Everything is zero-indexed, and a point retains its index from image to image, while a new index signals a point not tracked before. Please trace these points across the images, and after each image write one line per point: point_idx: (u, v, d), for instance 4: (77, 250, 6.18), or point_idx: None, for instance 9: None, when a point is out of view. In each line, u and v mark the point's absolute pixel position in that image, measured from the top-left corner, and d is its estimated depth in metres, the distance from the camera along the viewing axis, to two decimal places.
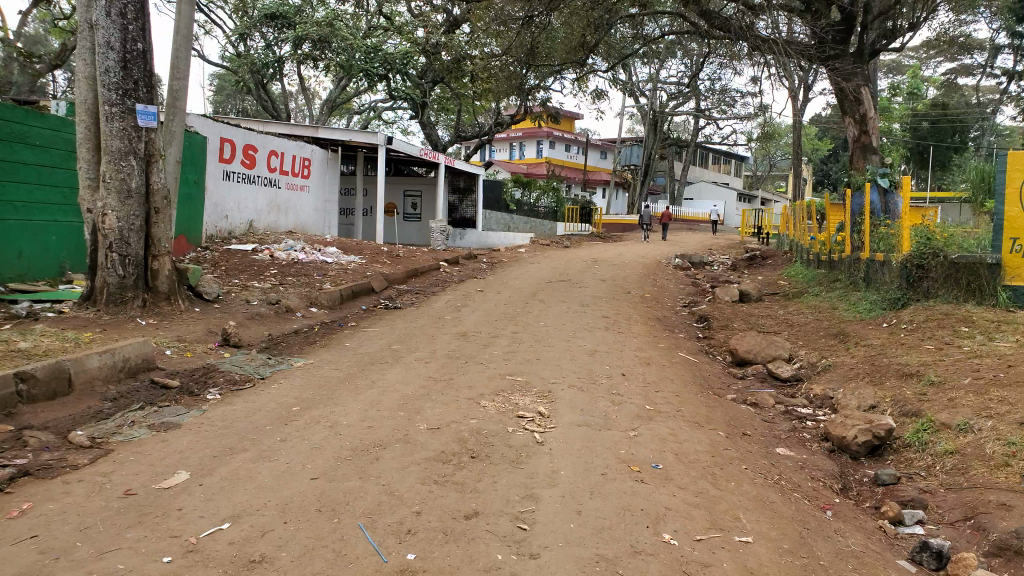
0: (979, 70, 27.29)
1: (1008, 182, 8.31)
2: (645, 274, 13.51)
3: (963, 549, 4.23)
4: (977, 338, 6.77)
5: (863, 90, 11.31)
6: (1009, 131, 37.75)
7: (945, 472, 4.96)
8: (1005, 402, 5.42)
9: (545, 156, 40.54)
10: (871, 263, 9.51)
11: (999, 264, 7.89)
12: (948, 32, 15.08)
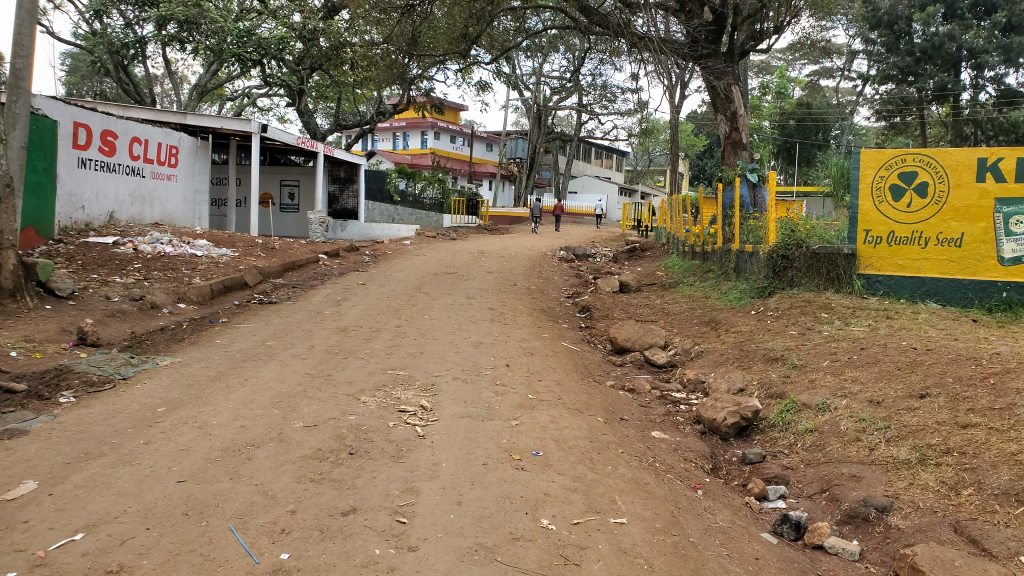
0: (838, 73, 29.15)
1: (860, 178, 8.95)
2: (531, 266, 13.69)
3: (819, 518, 4.72)
4: (835, 324, 7.26)
5: (733, 88, 11.88)
6: (863, 130, 40.73)
7: (806, 449, 5.41)
8: (858, 381, 5.95)
9: (429, 146, 40.11)
10: (741, 254, 10.08)
11: (854, 255, 8.70)
12: (809, 37, 16.14)
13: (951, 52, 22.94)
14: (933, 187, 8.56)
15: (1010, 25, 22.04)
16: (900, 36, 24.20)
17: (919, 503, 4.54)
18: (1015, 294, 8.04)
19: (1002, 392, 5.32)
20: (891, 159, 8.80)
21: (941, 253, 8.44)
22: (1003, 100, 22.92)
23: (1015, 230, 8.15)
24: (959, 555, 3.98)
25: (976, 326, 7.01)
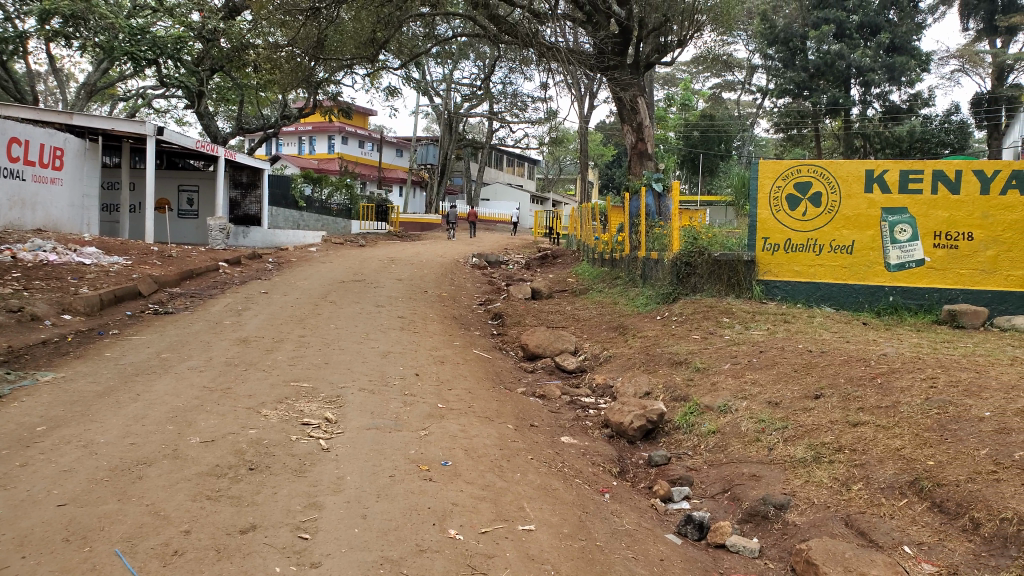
0: (740, 86, 30.40)
1: (759, 188, 9.43)
2: (442, 273, 13.62)
3: (721, 517, 4.88)
4: (735, 328, 7.55)
5: (638, 100, 12.31)
6: (761, 142, 42.71)
7: (708, 450, 5.58)
8: (758, 383, 6.19)
9: (336, 151, 39.56)
10: (647, 261, 10.38)
11: (753, 262, 9.18)
12: (713, 52, 16.86)
13: (842, 70, 24.24)
14: (827, 198, 9.13)
15: (893, 46, 23.53)
16: (796, 53, 25.59)
17: (813, 499, 4.78)
18: (899, 297, 8.71)
19: (888, 392, 5.66)
20: (788, 169, 9.29)
21: (834, 260, 9.05)
22: (888, 115, 24.43)
23: (899, 238, 8.79)
24: (849, 547, 4.24)
25: (864, 329, 7.44)
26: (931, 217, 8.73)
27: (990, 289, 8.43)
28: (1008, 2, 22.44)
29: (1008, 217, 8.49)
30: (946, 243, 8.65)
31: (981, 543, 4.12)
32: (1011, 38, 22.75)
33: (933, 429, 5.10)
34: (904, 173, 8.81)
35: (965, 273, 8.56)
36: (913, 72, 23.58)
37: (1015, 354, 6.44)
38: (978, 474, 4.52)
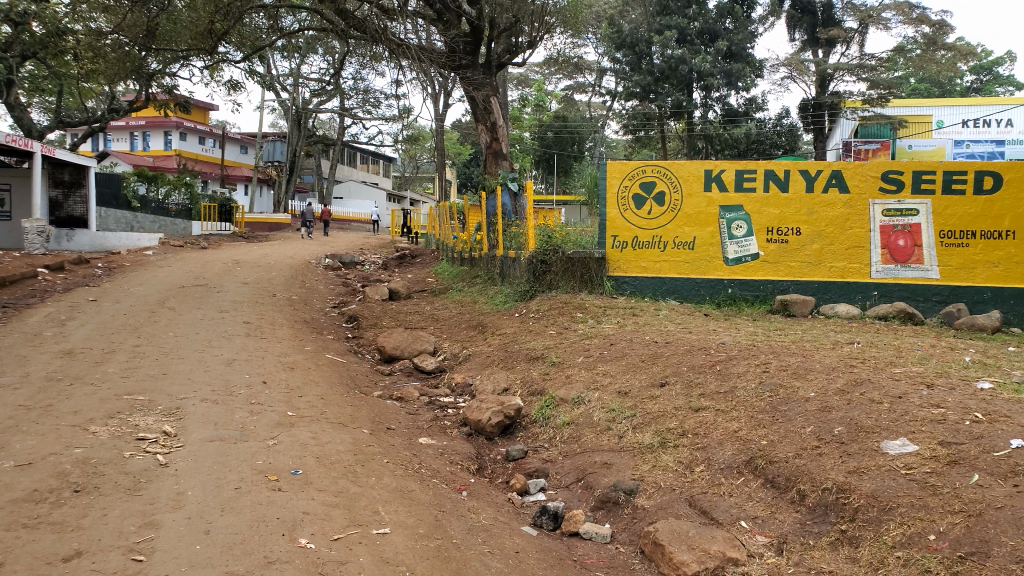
0: (591, 88, 31.37)
1: (608, 187, 9.96)
2: (293, 276, 13.16)
3: (575, 506, 5.04)
4: (589, 322, 7.82)
5: (491, 100, 12.45)
6: (611, 143, 44.59)
7: (563, 441, 5.74)
8: (609, 374, 6.45)
9: (174, 148, 37.36)
10: (504, 259, 10.61)
11: (603, 259, 9.69)
12: (563, 53, 17.46)
13: (685, 74, 25.62)
14: (669, 196, 9.83)
15: (731, 52, 25.25)
16: (642, 57, 26.68)
17: (660, 483, 5.03)
18: (737, 289, 9.67)
19: (726, 377, 6.06)
20: (634, 169, 9.85)
21: (677, 255, 9.80)
22: (727, 118, 25.98)
23: (736, 234, 9.72)
24: (692, 526, 4.51)
25: (706, 319, 7.95)
26: (764, 213, 9.71)
27: (816, 279, 9.60)
28: (827, 17, 24.60)
29: (828, 213, 9.62)
30: (777, 238, 9.68)
31: (807, 512, 4.51)
32: (830, 49, 24.88)
33: (766, 410, 5.51)
34: (740, 173, 9.70)
35: (793, 265, 9.64)
36: (748, 77, 25.33)
37: (836, 339, 7.08)
38: (804, 449, 4.94)
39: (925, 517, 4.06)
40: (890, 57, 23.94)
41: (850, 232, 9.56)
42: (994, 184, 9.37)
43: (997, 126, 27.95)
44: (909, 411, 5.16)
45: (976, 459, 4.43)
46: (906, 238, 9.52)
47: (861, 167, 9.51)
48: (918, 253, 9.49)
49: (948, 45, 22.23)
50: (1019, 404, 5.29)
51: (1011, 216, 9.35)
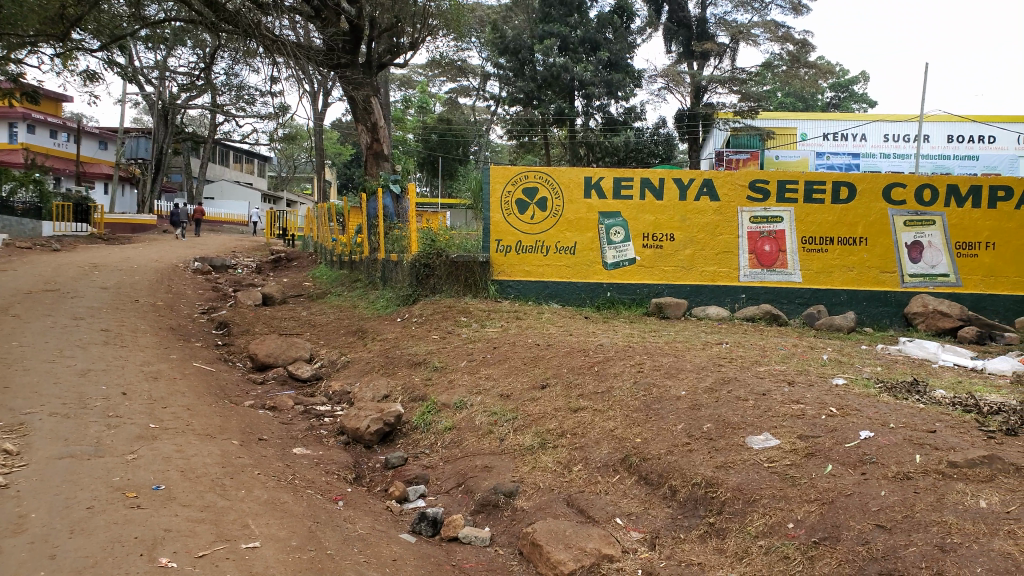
0: (475, 94, 31.36)
1: (492, 192, 10.16)
2: (158, 280, 12.44)
3: (455, 511, 5.03)
4: (472, 326, 7.87)
5: (372, 100, 12.90)
6: (496, 147, 44.96)
7: (444, 447, 5.72)
8: (491, 378, 6.49)
9: (20, 141, 34.50)
10: (386, 263, 10.50)
11: (487, 263, 9.82)
12: (447, 54, 17.64)
13: (567, 83, 26.17)
14: (551, 202, 10.12)
15: (610, 62, 26.03)
16: (524, 63, 26.79)
17: (539, 484, 5.09)
18: (615, 293, 10.03)
19: (604, 377, 6.23)
20: (516, 175, 10.09)
21: (559, 259, 10.08)
22: (608, 127, 26.82)
23: (614, 239, 10.10)
24: (569, 525, 4.59)
25: (586, 322, 8.14)
26: (640, 220, 10.13)
27: (689, 282, 10.08)
28: (700, 31, 25.85)
29: (699, 220, 10.13)
30: (653, 243, 10.12)
31: (678, 507, 4.69)
32: (704, 61, 25.99)
33: (640, 409, 5.69)
34: (617, 180, 10.08)
35: (668, 269, 10.11)
36: (627, 87, 26.26)
37: (706, 340, 7.43)
38: (675, 446, 5.13)
39: (784, 507, 4.31)
40: (759, 72, 25.24)
41: (720, 238, 10.10)
42: (849, 194, 10.10)
43: (854, 140, 30.97)
44: (772, 407, 5.47)
45: (830, 451, 4.75)
46: (771, 244, 10.14)
47: (730, 176, 10.05)
48: (782, 258, 10.13)
49: (809, 63, 23.72)
50: (868, 398, 5.73)
51: (864, 224, 10.11)
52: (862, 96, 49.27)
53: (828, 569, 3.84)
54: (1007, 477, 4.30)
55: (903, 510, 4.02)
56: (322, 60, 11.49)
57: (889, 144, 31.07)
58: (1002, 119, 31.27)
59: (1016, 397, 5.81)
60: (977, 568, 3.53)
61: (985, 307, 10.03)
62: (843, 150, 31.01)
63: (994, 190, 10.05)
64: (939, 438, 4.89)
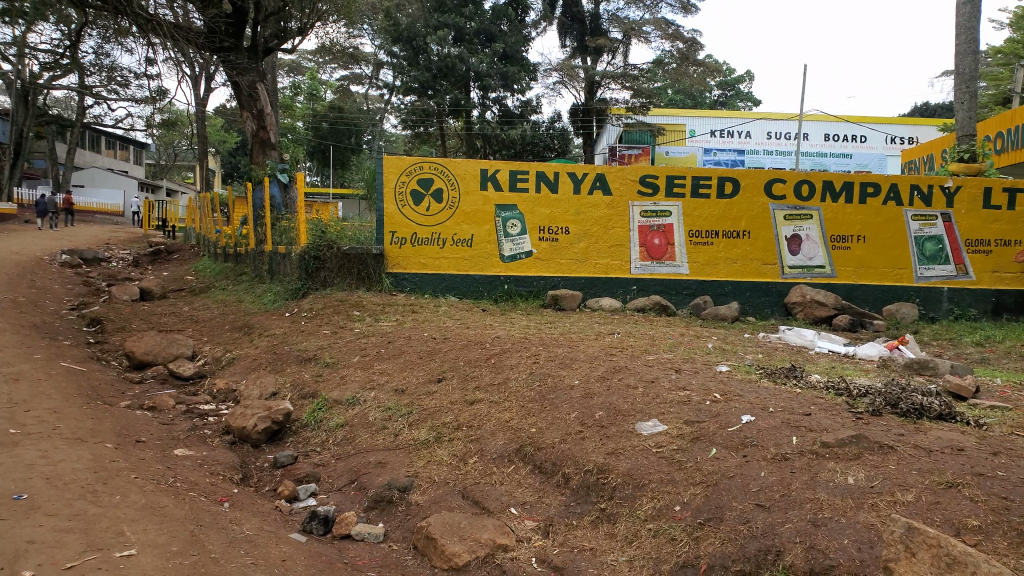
0: (370, 82, 30.38)
1: (385, 183, 10.06)
2: (19, 274, 11.53)
3: (348, 508, 4.93)
4: (365, 320, 7.93)
5: (257, 86, 12.53)
6: (390, 137, 44.35)
7: (336, 443, 5.62)
8: (385, 373, 6.44)
9: None
10: (274, 255, 10.52)
11: (381, 255, 9.96)
12: (337, 41, 17.37)
13: (462, 74, 26.00)
14: (447, 194, 10.16)
15: (506, 55, 25.98)
16: (419, 52, 26.33)
17: (434, 477, 5.07)
18: (512, 285, 10.22)
19: (500, 369, 6.28)
20: (411, 166, 10.06)
21: (456, 252, 10.20)
22: (504, 119, 26.91)
23: (511, 232, 10.27)
24: (464, 517, 4.59)
25: (483, 315, 8.27)
26: (536, 213, 10.33)
27: (584, 275, 10.35)
28: (594, 26, 26.30)
29: (593, 214, 10.39)
30: (548, 236, 10.33)
31: (571, 494, 4.77)
32: (598, 57, 26.68)
33: (535, 399, 5.76)
34: (513, 173, 10.24)
35: (564, 262, 10.35)
36: (523, 81, 26.40)
37: (599, 331, 7.61)
38: (568, 435, 5.22)
39: (671, 490, 4.46)
40: (650, 69, 25.98)
41: (613, 231, 10.40)
42: (733, 188, 10.58)
43: (739, 137, 32.46)
44: (660, 394, 5.66)
45: (714, 435, 4.96)
46: (660, 237, 10.54)
47: (622, 171, 10.36)
48: (671, 251, 10.55)
49: (698, 62, 24.65)
50: (750, 383, 6.03)
51: (747, 218, 10.62)
52: (746, 94, 51.64)
53: (712, 549, 3.99)
54: (872, 454, 4.62)
55: (781, 489, 4.25)
56: (203, 43, 11.37)
57: (772, 142, 32.77)
58: (872, 120, 33.51)
59: (881, 380, 6.27)
60: (845, 540, 3.77)
61: (857, 297, 10.74)
62: (729, 147, 32.43)
63: (864, 186, 10.74)
64: (813, 419, 5.21)
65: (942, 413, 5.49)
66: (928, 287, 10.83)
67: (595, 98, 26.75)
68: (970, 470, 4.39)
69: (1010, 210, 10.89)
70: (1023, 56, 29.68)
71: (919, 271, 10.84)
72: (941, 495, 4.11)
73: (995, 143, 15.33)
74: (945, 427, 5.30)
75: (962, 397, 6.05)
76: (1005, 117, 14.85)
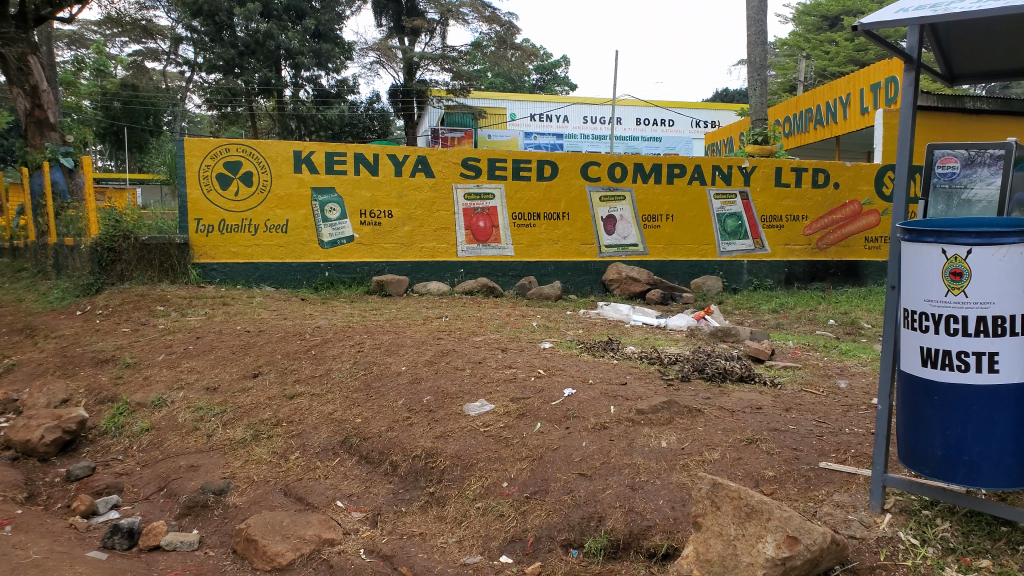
0: (165, 57, 27.42)
1: (187, 166, 9.59)
2: None
3: (156, 518, 4.60)
4: (170, 315, 7.56)
5: (29, 59, 11.43)
6: (195, 119, 41.68)
7: (141, 450, 5.26)
8: (194, 371, 6.12)
9: None
10: (60, 248, 10.06)
11: (186, 244, 9.58)
12: (126, 14, 16.32)
13: (271, 50, 24.54)
14: (257, 177, 9.88)
15: (317, 32, 25.07)
16: (222, 28, 24.09)
17: (253, 477, 4.84)
18: (333, 272, 10.17)
19: (321, 360, 6.14)
20: (215, 148, 9.70)
21: (269, 239, 9.97)
22: (319, 100, 26.41)
23: (329, 217, 10.16)
24: (287, 515, 4.37)
25: (303, 304, 8.35)
26: (355, 196, 10.26)
27: (409, 259, 10.44)
28: (410, 7, 25.93)
29: (415, 197, 10.46)
30: (370, 221, 10.31)
31: (399, 481, 4.71)
32: (415, 37, 26.50)
33: (360, 389, 5.66)
34: (329, 155, 10.10)
35: (388, 247, 10.38)
36: (336, 58, 25.70)
37: (425, 315, 7.65)
38: (395, 422, 5.16)
39: (499, 467, 4.51)
40: (469, 52, 26.24)
41: (436, 215, 10.53)
42: (552, 171, 10.92)
43: (557, 121, 33.93)
44: (487, 373, 5.75)
45: (538, 410, 5.10)
46: (485, 220, 10.76)
47: (443, 154, 10.46)
48: (495, 233, 10.79)
49: (515, 45, 25.22)
50: (571, 358, 6.27)
51: (566, 201, 11.00)
52: (562, 80, 53.79)
53: (538, 520, 4.07)
54: (682, 417, 4.95)
55: (601, 457, 4.44)
56: None
57: (588, 126, 34.55)
58: (678, 106, 35.93)
59: (689, 347, 6.74)
60: (660, 500, 3.98)
61: (667, 273, 11.49)
62: (548, 131, 33.80)
63: (671, 167, 11.41)
64: (629, 388, 5.50)
65: (742, 375, 5.98)
66: (730, 261, 11.79)
67: (414, 79, 26.62)
68: (765, 426, 4.84)
69: (797, 187, 12.00)
70: (803, 49, 33.18)
71: (722, 247, 11.75)
72: (742, 451, 4.47)
73: (784, 128, 16.88)
74: (746, 387, 5.78)
75: (759, 359, 6.63)
76: (792, 103, 16.28)
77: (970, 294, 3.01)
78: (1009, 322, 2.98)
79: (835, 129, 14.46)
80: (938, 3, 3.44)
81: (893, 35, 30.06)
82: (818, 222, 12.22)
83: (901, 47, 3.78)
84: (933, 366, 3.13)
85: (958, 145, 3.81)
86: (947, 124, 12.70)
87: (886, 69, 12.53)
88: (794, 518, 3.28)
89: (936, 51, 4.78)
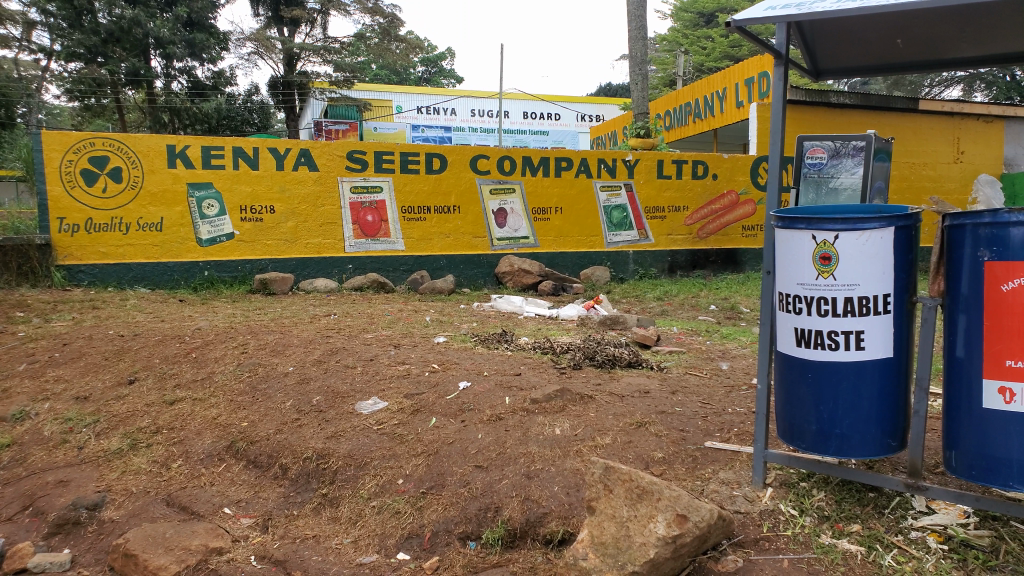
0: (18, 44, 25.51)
1: (47, 162, 9.03)
2: None
3: (22, 539, 4.26)
4: (32, 322, 7.06)
5: None
6: (54, 110, 39.03)
7: (3, 467, 4.90)
8: (61, 380, 5.75)
9: None
10: None
11: (48, 245, 9.04)
12: None
13: (138, 39, 23.09)
14: (127, 173, 9.42)
15: (190, 20, 23.99)
16: (82, 12, 22.49)
17: (131, 489, 4.59)
18: (213, 271, 9.79)
19: (203, 364, 5.92)
20: (77, 143, 9.18)
21: (143, 238, 9.51)
22: (194, 91, 25.28)
23: (207, 213, 9.77)
24: (169, 526, 4.15)
25: (181, 306, 7.97)
26: (235, 191, 9.91)
27: (294, 256, 10.18)
28: None
29: (300, 191, 10.21)
30: (251, 217, 9.99)
31: (290, 484, 4.58)
32: (295, 28, 25.81)
33: (246, 391, 5.48)
34: (205, 149, 9.70)
35: (270, 243, 10.09)
36: (211, 49, 24.74)
37: (314, 313, 7.51)
38: (284, 424, 5.02)
39: (394, 464, 4.47)
40: (352, 43, 25.77)
41: (322, 209, 10.30)
42: (441, 164, 10.90)
43: (445, 115, 34.03)
44: (379, 370, 5.69)
45: (433, 405, 5.08)
46: (373, 214, 10.62)
47: (327, 147, 10.24)
48: (385, 227, 10.67)
49: (398, 37, 25.06)
50: (464, 351, 6.30)
51: (456, 194, 11.03)
52: (448, 73, 53.81)
53: (435, 515, 4.05)
54: (574, 405, 5.06)
55: (497, 448, 4.47)
56: None
57: (476, 119, 34.85)
58: (566, 100, 36.67)
59: (579, 336, 6.90)
60: (554, 487, 4.05)
61: (558, 264, 11.71)
62: (436, 124, 33.80)
63: (558, 161, 11.65)
64: (523, 378, 5.59)
65: (630, 361, 6.17)
66: (617, 252, 12.13)
67: (296, 70, 25.85)
68: (653, 409, 5.02)
69: (679, 179, 12.48)
70: (682, 44, 34.56)
71: (609, 238, 12.08)
72: (632, 434, 4.62)
73: (665, 121, 17.54)
74: (633, 372, 5.99)
75: (646, 345, 6.87)
76: (673, 98, 16.92)
77: (838, 276, 3.21)
78: (874, 302, 3.18)
79: (714, 122, 15.12)
80: (803, 3, 3.64)
81: (763, 31, 31.82)
82: (699, 212, 12.76)
83: (771, 43, 3.96)
84: (807, 346, 3.34)
85: (825, 137, 4.10)
86: (814, 117, 13.61)
87: (758, 64, 13.14)
88: (682, 496, 3.37)
89: (801, 46, 5.01)
